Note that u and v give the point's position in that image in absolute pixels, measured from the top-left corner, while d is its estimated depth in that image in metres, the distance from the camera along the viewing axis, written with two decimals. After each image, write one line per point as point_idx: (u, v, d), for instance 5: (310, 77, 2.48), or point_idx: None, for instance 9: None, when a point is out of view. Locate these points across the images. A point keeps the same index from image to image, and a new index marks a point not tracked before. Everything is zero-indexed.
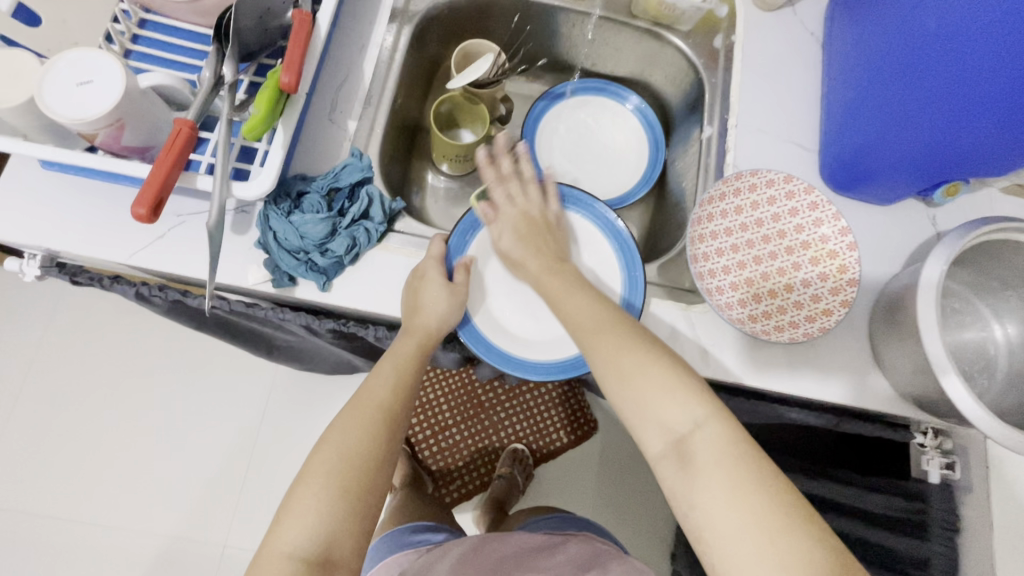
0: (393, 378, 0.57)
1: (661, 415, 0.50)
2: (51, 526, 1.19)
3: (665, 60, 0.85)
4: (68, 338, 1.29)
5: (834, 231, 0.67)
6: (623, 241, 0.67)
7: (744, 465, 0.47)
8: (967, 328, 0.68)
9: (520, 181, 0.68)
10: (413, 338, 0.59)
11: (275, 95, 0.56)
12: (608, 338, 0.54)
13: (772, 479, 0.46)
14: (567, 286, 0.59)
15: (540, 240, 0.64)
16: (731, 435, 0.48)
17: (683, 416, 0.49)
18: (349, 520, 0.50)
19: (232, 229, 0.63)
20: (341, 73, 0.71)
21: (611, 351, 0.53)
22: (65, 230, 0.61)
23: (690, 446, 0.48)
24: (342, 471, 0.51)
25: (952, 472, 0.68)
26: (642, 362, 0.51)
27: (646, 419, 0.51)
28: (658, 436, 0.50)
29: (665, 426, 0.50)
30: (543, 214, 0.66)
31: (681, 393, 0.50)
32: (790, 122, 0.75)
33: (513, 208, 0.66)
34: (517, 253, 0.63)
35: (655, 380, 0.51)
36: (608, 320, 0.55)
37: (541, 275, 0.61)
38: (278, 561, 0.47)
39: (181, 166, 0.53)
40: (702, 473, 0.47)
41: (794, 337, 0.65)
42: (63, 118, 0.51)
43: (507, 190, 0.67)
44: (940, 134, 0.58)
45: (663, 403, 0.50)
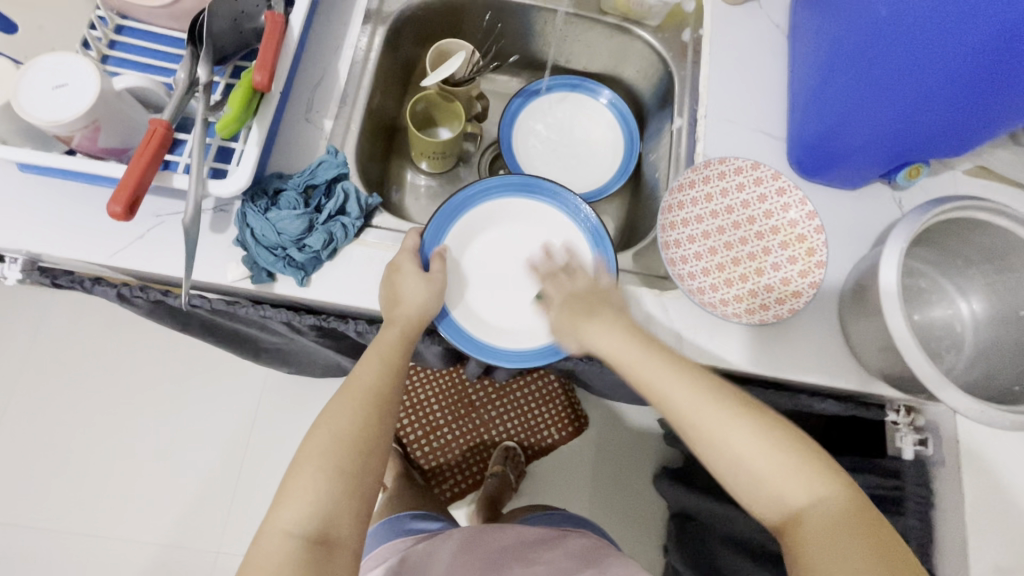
0: (380, 363, 0.58)
1: (773, 488, 0.49)
2: (41, 537, 1.19)
3: (636, 55, 0.88)
4: (57, 348, 1.29)
5: (801, 215, 0.69)
6: (597, 234, 0.69)
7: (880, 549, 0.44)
8: (934, 306, 0.70)
9: (570, 275, 0.66)
10: (394, 327, 0.60)
11: (248, 94, 0.57)
12: (714, 415, 0.51)
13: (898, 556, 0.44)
14: (649, 360, 0.55)
15: (588, 303, 0.61)
16: (858, 514, 0.46)
17: (804, 494, 0.48)
18: (344, 497, 0.50)
19: (209, 228, 0.64)
20: (315, 73, 0.72)
21: (718, 429, 0.51)
22: (46, 233, 0.62)
23: (806, 523, 0.47)
24: (336, 451, 0.51)
25: (924, 448, 0.70)
26: (754, 440, 0.50)
27: (759, 493, 0.50)
28: (777, 514, 0.49)
29: (784, 504, 0.49)
30: (590, 286, 0.63)
31: (802, 471, 0.49)
32: (757, 111, 0.77)
33: (563, 294, 0.64)
34: (571, 328, 0.61)
35: (755, 449, 0.50)
36: (708, 394, 0.52)
37: (599, 343, 0.58)
38: (280, 538, 0.48)
39: (156, 166, 0.54)
40: (822, 554, 0.45)
41: (762, 319, 0.67)
42: (38, 120, 0.52)
43: (557, 281, 0.66)
44: (898, 116, 0.61)
45: (781, 481, 0.49)
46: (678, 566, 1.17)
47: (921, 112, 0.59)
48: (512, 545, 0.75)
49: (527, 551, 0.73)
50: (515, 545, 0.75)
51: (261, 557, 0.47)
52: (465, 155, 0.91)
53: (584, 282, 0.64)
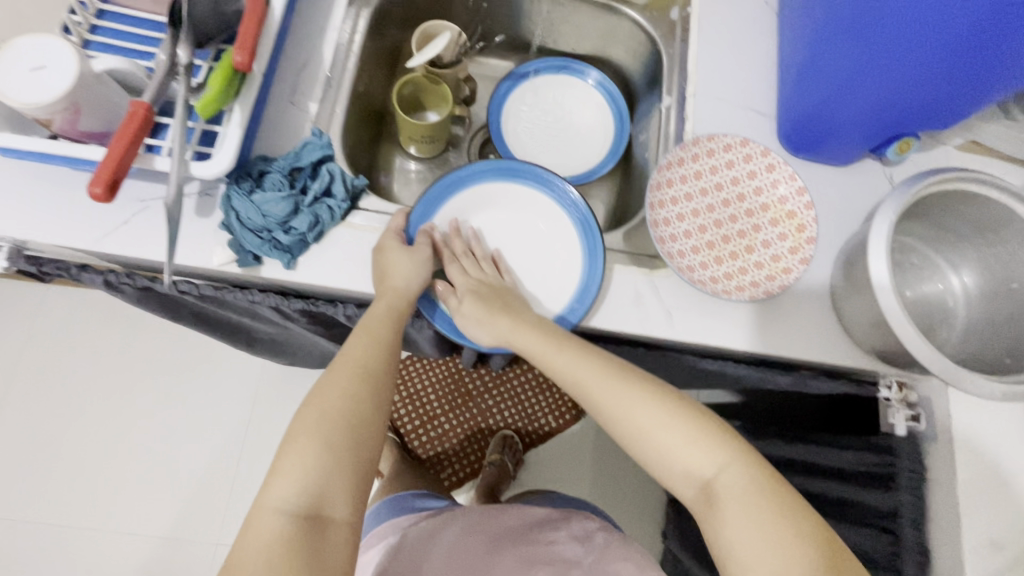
0: (371, 341, 0.56)
1: (680, 460, 0.50)
2: (40, 532, 1.19)
3: (624, 35, 0.87)
4: (52, 343, 1.29)
5: (791, 191, 0.69)
6: (586, 223, 0.68)
7: (774, 505, 0.46)
8: (926, 282, 0.70)
9: (474, 261, 0.68)
10: (382, 301, 0.59)
11: (229, 75, 0.57)
12: (618, 392, 0.54)
13: (791, 506, 0.46)
14: (556, 348, 0.58)
15: (497, 298, 0.64)
16: (755, 473, 0.48)
17: (705, 461, 0.49)
18: (337, 471, 0.48)
19: (195, 212, 0.63)
20: (300, 56, 0.71)
21: (624, 408, 0.53)
22: (30, 220, 0.62)
23: (716, 488, 0.48)
24: (327, 426, 0.49)
25: (917, 423, 0.70)
26: (657, 414, 0.52)
27: (669, 466, 0.51)
28: (685, 483, 0.50)
29: (690, 472, 0.50)
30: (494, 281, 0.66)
31: (704, 440, 0.50)
32: (746, 88, 0.76)
33: (470, 281, 0.66)
34: (481, 316, 0.63)
35: (656, 422, 0.51)
36: (610, 374, 0.55)
37: (515, 336, 0.61)
38: (270, 516, 0.45)
39: (137, 148, 0.54)
40: (730, 516, 0.47)
41: (754, 295, 0.66)
42: (17, 102, 0.52)
43: (462, 266, 0.67)
44: (884, 90, 0.60)
45: (685, 451, 0.50)
46: (676, 550, 1.17)
47: (907, 86, 0.58)
48: (512, 527, 0.74)
49: (532, 534, 0.72)
50: (519, 527, 0.74)
51: (252, 536, 0.45)
52: (454, 140, 0.90)
53: (494, 275, 0.67)
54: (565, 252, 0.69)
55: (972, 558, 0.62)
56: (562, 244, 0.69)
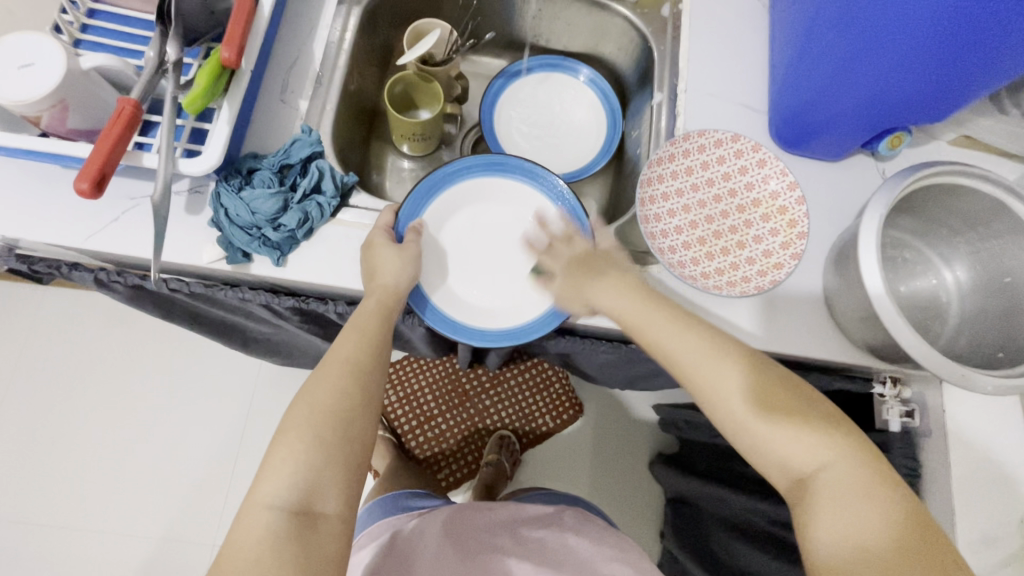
0: (358, 335, 0.55)
1: (783, 448, 0.47)
2: (37, 533, 1.19)
3: (616, 32, 0.87)
4: (49, 344, 1.30)
5: (783, 186, 0.68)
6: (575, 212, 0.67)
7: (881, 508, 0.44)
8: (918, 277, 0.70)
9: (564, 239, 0.66)
10: (372, 297, 0.58)
11: (217, 71, 0.57)
12: (720, 374, 0.50)
13: (904, 511, 0.44)
14: (654, 315, 0.54)
15: (595, 264, 0.62)
16: (866, 474, 0.45)
17: (810, 455, 0.47)
18: (328, 466, 0.47)
19: (185, 210, 0.63)
20: (290, 54, 0.71)
21: (725, 388, 0.49)
22: (20, 218, 0.62)
23: (817, 483, 0.46)
24: (317, 421, 0.48)
25: (911, 419, 0.69)
26: (763, 402, 0.48)
27: (766, 452, 0.48)
28: (781, 474, 0.48)
29: (788, 465, 0.47)
30: (589, 249, 0.63)
31: (813, 434, 0.47)
32: (737, 84, 0.76)
33: (565, 258, 0.64)
34: (578, 286, 0.61)
35: (762, 407, 0.48)
36: (714, 352, 0.51)
37: (608, 300, 0.58)
38: (260, 511, 0.45)
39: (125, 145, 0.54)
40: (833, 515, 0.44)
41: (745, 290, 0.66)
42: (5, 100, 0.52)
43: (555, 249, 0.66)
44: (875, 83, 0.60)
45: (791, 443, 0.47)
46: (674, 550, 1.16)
47: (897, 78, 0.58)
48: (502, 521, 0.74)
49: (518, 530, 0.72)
50: (505, 524, 0.73)
51: (242, 532, 0.44)
52: (447, 138, 0.90)
53: (586, 244, 0.64)
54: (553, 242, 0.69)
55: (966, 554, 0.62)
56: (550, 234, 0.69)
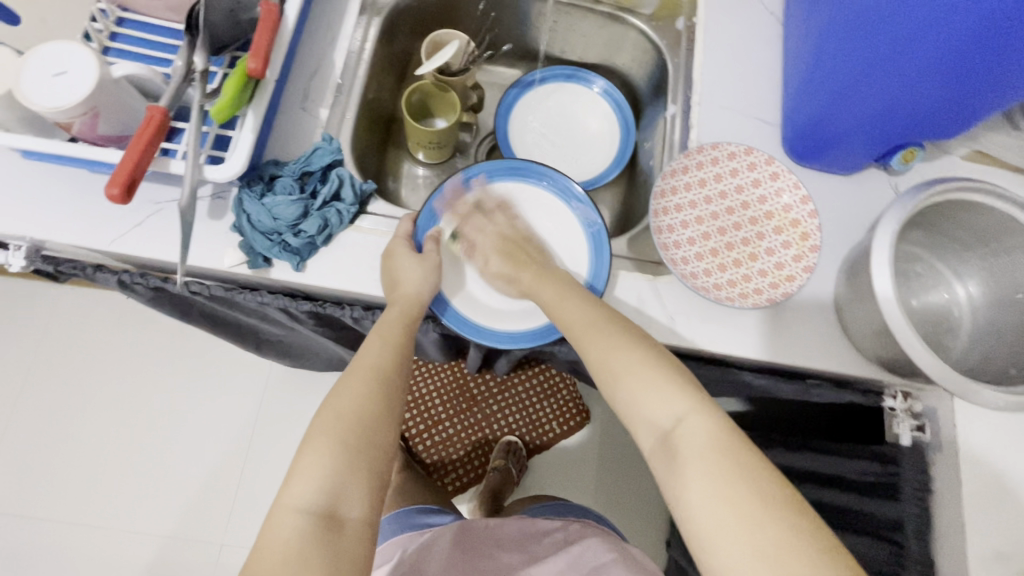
0: (381, 344, 0.56)
1: (648, 407, 0.51)
2: (50, 529, 1.20)
3: (631, 44, 0.88)
4: (65, 342, 1.32)
5: (795, 200, 0.69)
6: (584, 215, 0.69)
7: (728, 453, 0.46)
8: (929, 291, 0.70)
9: (482, 214, 0.69)
10: (395, 307, 0.60)
11: (243, 81, 0.58)
12: (598, 341, 0.55)
13: (755, 465, 0.45)
14: (564, 293, 0.60)
15: (524, 255, 0.65)
16: (715, 426, 0.47)
17: (667, 409, 0.50)
18: (353, 471, 0.48)
19: (207, 215, 0.65)
20: (311, 63, 0.73)
21: (606, 352, 0.54)
22: (49, 221, 0.63)
23: (675, 438, 0.48)
24: (342, 426, 0.49)
25: (922, 433, 0.69)
26: (634, 361, 0.52)
27: (637, 414, 0.51)
28: (648, 432, 0.50)
29: (652, 419, 0.50)
30: (515, 232, 0.67)
31: (672, 390, 0.50)
32: (750, 97, 0.77)
33: (487, 237, 0.67)
34: (508, 273, 0.65)
35: (633, 367, 0.52)
36: (597, 323, 0.57)
37: (535, 288, 0.62)
38: (288, 515, 0.45)
39: (153, 152, 0.55)
40: (686, 466, 0.46)
41: (757, 302, 0.66)
42: (40, 107, 0.54)
43: (474, 224, 0.68)
44: (889, 98, 0.60)
45: (654, 399, 0.50)
46: (681, 559, 1.16)
47: (911, 95, 0.58)
48: (515, 538, 0.74)
49: (528, 547, 0.72)
50: (514, 541, 0.73)
51: (271, 536, 0.45)
52: (462, 146, 0.91)
53: (507, 224, 0.68)
54: (566, 242, 0.70)
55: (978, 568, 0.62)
56: (563, 236, 0.70)
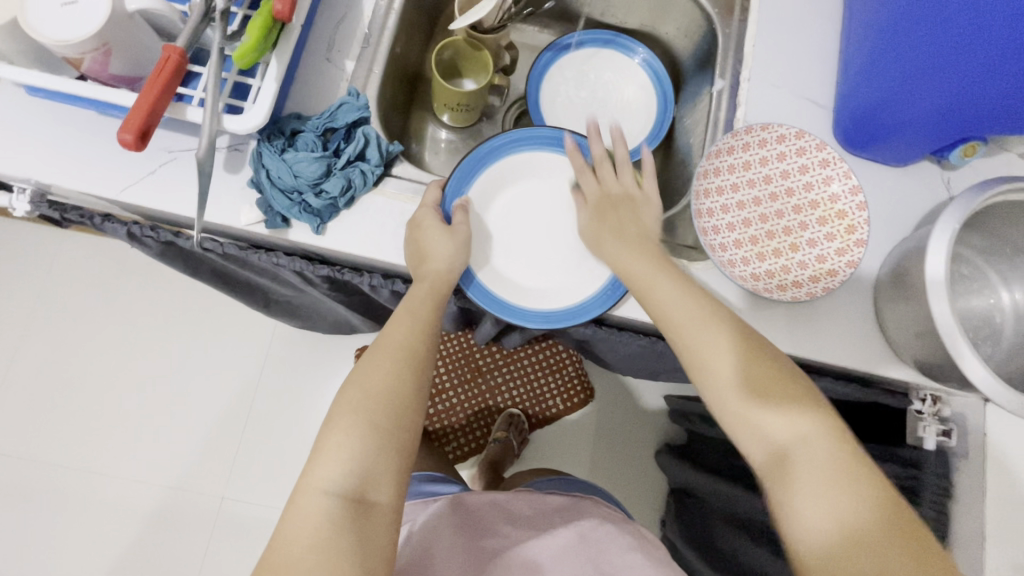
0: (411, 320, 0.54)
1: (761, 422, 0.50)
2: (50, 472, 1.20)
3: (678, 11, 0.83)
4: (68, 288, 1.29)
5: (845, 189, 0.65)
6: (624, 186, 0.65)
7: (848, 475, 0.45)
8: (974, 296, 0.67)
9: (611, 167, 0.65)
10: (423, 283, 0.57)
11: (268, 23, 0.53)
12: (708, 347, 0.53)
13: (875, 491, 0.45)
14: (659, 276, 0.57)
15: (620, 219, 0.62)
16: (836, 447, 0.47)
17: (787, 429, 0.49)
18: (383, 453, 0.46)
19: (224, 167, 0.61)
20: (339, 10, 0.68)
21: (715, 359, 0.52)
22: (55, 165, 0.60)
23: (792, 455, 0.48)
24: (371, 406, 0.48)
25: (948, 438, 0.67)
26: (745, 369, 0.52)
27: (748, 427, 0.50)
28: (760, 445, 0.50)
29: (766, 436, 0.49)
30: (628, 195, 0.64)
31: (795, 409, 0.49)
32: (804, 77, 0.72)
33: (597, 194, 0.64)
34: (595, 235, 0.62)
35: (746, 376, 0.51)
36: (707, 324, 0.54)
37: (628, 266, 0.59)
38: (316, 497, 0.44)
39: (170, 95, 0.51)
40: (801, 487, 0.46)
41: (795, 296, 0.64)
42: (46, 39, 0.49)
43: (599, 177, 0.65)
44: (959, 90, 0.56)
45: (771, 415, 0.50)
46: (676, 540, 1.16)
47: (985, 88, 0.54)
48: (526, 515, 0.72)
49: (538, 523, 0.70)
50: (523, 517, 0.71)
51: (297, 518, 0.44)
52: (489, 110, 0.87)
53: (624, 189, 0.64)
54: None
55: None
56: None
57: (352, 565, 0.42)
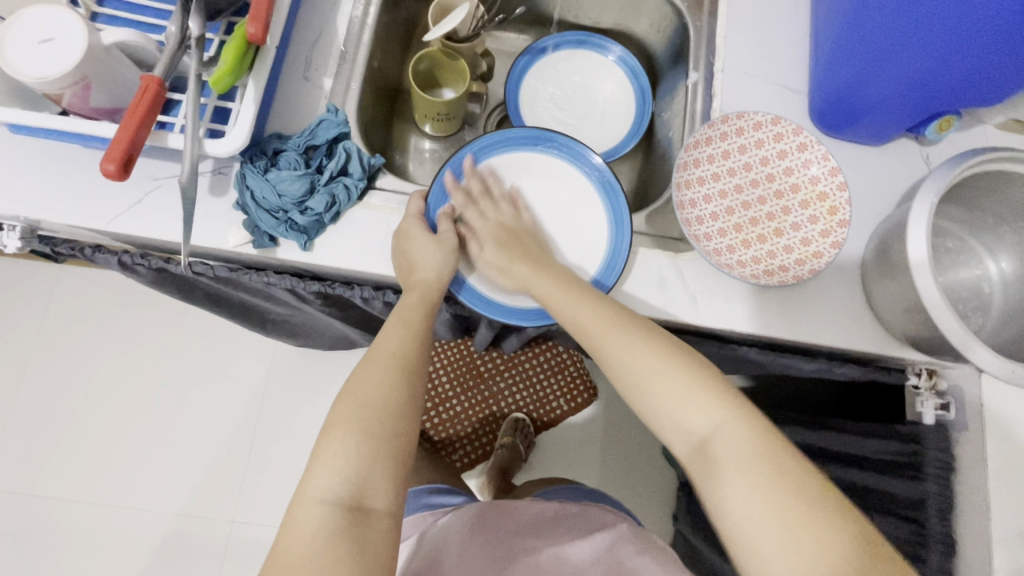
0: (402, 328, 0.55)
1: (681, 417, 0.48)
2: (61, 508, 1.21)
3: (648, 8, 0.84)
4: (68, 322, 1.30)
5: (824, 171, 0.66)
6: (606, 185, 0.66)
7: (769, 464, 0.44)
8: (961, 268, 0.67)
9: (491, 201, 0.65)
10: (414, 294, 0.57)
11: (242, 47, 0.54)
12: (616, 342, 0.52)
13: (796, 470, 0.44)
14: (574, 304, 0.56)
15: (520, 246, 0.63)
16: (752, 433, 0.46)
17: (702, 417, 0.47)
18: (378, 460, 0.47)
19: (209, 191, 0.62)
20: (314, 31, 0.69)
21: (628, 358, 0.51)
22: (44, 200, 0.61)
23: (712, 447, 0.46)
24: (364, 414, 0.48)
25: (946, 413, 0.67)
26: (655, 363, 0.50)
27: (670, 423, 0.49)
28: (681, 440, 0.48)
29: (687, 428, 0.48)
30: (516, 222, 0.65)
31: (710, 397, 0.48)
32: (776, 64, 0.73)
33: (488, 223, 0.64)
34: (503, 262, 0.62)
35: (658, 369, 0.49)
36: (612, 322, 0.53)
37: (534, 282, 0.59)
38: (313, 507, 0.45)
39: (150, 124, 0.52)
40: (728, 476, 0.44)
41: (783, 280, 0.65)
42: (26, 77, 0.50)
43: (480, 209, 0.64)
44: (928, 66, 0.56)
45: (683, 409, 0.48)
46: (689, 533, 1.15)
47: (952, 62, 0.54)
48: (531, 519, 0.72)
49: (549, 531, 0.69)
50: (532, 524, 0.70)
51: (295, 527, 0.44)
52: (470, 117, 0.88)
53: (513, 215, 0.65)
54: (587, 215, 0.67)
55: (1003, 550, 0.60)
56: (585, 210, 0.67)
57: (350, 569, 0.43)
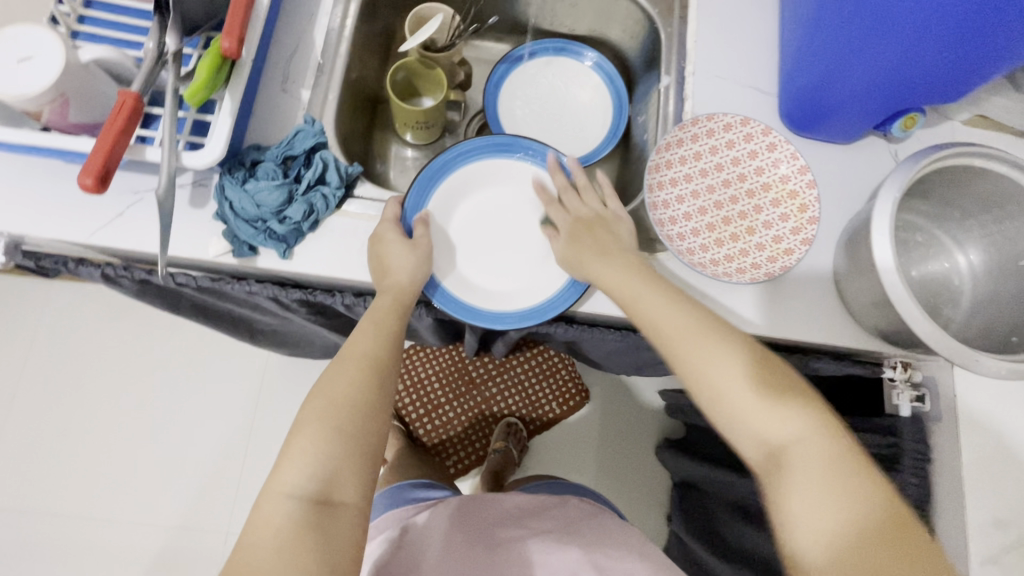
0: (374, 330, 0.56)
1: (759, 425, 0.48)
2: (53, 522, 1.21)
3: (621, 15, 0.85)
4: (58, 337, 1.30)
5: (793, 170, 0.67)
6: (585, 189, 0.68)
7: (843, 480, 0.45)
8: (930, 261, 0.68)
9: (578, 194, 0.66)
10: (386, 296, 0.58)
11: (218, 62, 0.55)
12: (690, 342, 0.52)
13: (871, 492, 0.44)
14: (646, 291, 0.56)
15: (597, 239, 0.63)
16: (830, 447, 0.46)
17: (781, 428, 0.48)
18: (347, 457, 0.48)
19: (189, 203, 0.63)
20: (291, 44, 0.70)
21: (703, 360, 0.51)
22: (26, 214, 0.62)
23: (788, 455, 0.47)
24: (334, 412, 0.49)
25: (922, 404, 0.67)
26: (735, 371, 0.50)
27: (741, 429, 0.49)
28: (753, 446, 0.49)
29: (758, 436, 0.48)
30: (596, 215, 0.65)
31: (787, 411, 0.48)
32: (746, 66, 0.74)
33: (568, 218, 0.65)
34: (574, 257, 0.63)
35: (733, 375, 0.50)
36: (689, 326, 0.53)
37: (603, 275, 0.60)
38: (279, 501, 0.46)
39: (128, 137, 0.53)
40: (798, 484, 0.46)
41: (755, 278, 0.66)
42: (4, 95, 0.51)
43: (564, 206, 0.66)
44: (887, 65, 0.58)
45: (759, 418, 0.48)
46: (682, 534, 1.15)
47: (910, 60, 0.56)
48: (513, 514, 0.72)
49: (528, 522, 0.71)
50: (513, 516, 0.72)
51: (261, 522, 0.45)
52: (450, 125, 0.89)
53: (595, 209, 0.65)
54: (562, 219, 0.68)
55: (974, 536, 0.61)
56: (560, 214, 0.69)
57: (315, 561, 0.44)
